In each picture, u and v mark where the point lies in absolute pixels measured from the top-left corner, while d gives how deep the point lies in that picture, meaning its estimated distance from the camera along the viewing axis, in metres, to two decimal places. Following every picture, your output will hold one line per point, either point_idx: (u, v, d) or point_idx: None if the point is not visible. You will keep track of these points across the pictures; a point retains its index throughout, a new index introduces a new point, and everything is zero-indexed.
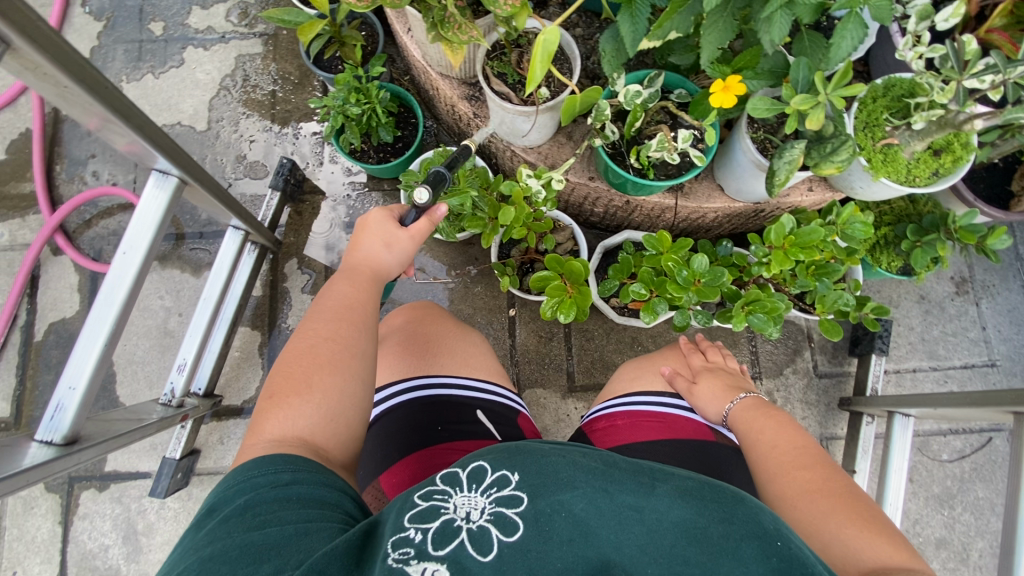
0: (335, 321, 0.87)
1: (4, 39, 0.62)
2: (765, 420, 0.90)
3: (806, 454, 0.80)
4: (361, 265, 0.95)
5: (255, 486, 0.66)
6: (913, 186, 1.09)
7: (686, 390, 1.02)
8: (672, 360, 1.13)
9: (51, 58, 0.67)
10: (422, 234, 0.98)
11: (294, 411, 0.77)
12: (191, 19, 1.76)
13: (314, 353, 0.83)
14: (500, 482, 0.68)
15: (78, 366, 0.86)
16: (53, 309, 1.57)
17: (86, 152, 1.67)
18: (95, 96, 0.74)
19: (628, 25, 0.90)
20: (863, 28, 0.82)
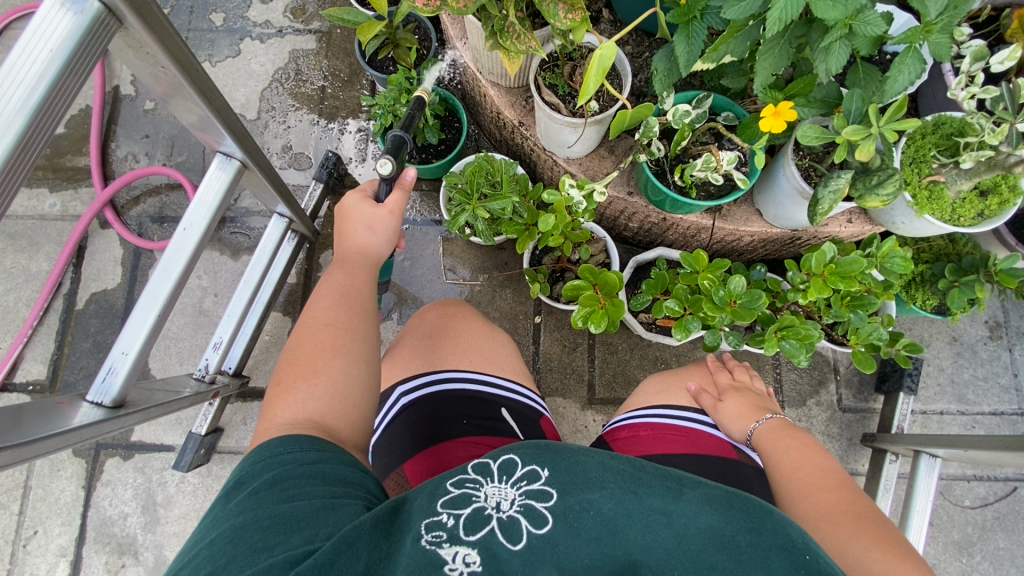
0: (329, 308, 0.89)
1: (120, 17, 0.68)
2: (789, 443, 0.89)
3: (829, 477, 0.80)
4: (351, 253, 0.98)
5: (281, 461, 0.68)
6: (957, 226, 1.08)
7: (710, 406, 1.02)
8: (698, 377, 1.11)
9: (155, 39, 0.72)
10: (400, 206, 0.99)
11: (303, 394, 0.79)
12: (251, 12, 1.82)
13: (315, 340, 0.85)
14: (531, 476, 0.70)
15: (132, 334, 0.90)
16: (96, 280, 1.62)
17: (140, 132, 1.73)
18: (188, 78, 0.80)
19: (684, 45, 0.92)
20: (921, 63, 0.83)
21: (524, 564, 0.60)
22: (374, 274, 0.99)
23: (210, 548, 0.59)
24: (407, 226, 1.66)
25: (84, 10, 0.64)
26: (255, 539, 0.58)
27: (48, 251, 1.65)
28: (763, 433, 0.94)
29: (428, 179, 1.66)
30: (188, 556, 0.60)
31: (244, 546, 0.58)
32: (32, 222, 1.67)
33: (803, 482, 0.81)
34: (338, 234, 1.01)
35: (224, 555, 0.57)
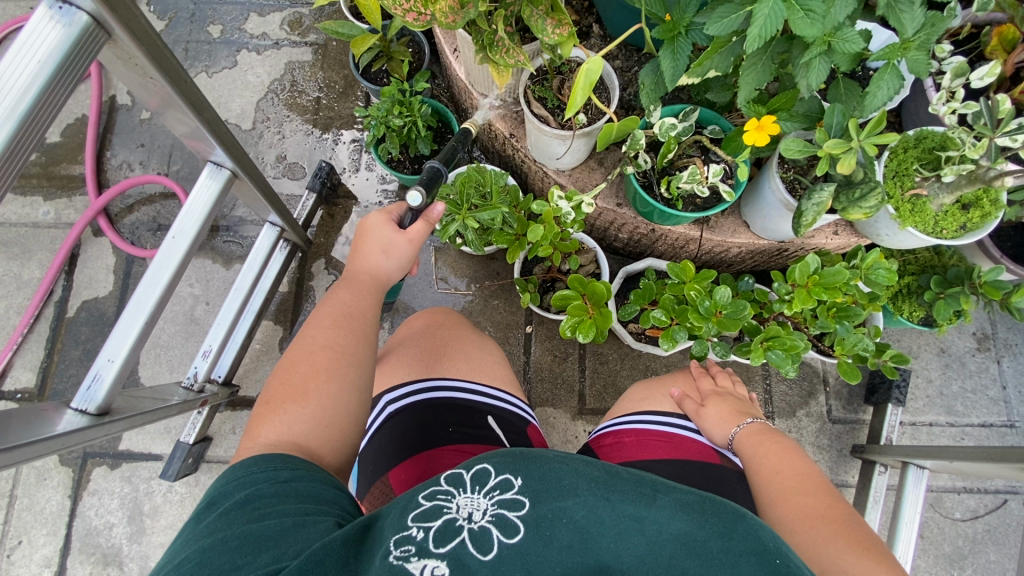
0: (331, 329, 0.89)
1: (108, 29, 0.69)
2: (767, 446, 0.90)
3: (807, 481, 0.80)
4: (361, 274, 0.97)
5: (256, 480, 0.68)
6: (939, 238, 1.10)
7: (693, 411, 1.02)
8: (681, 383, 1.11)
9: (145, 52, 0.74)
10: (419, 238, 1.00)
11: (290, 415, 0.79)
12: (248, 24, 1.85)
13: (311, 360, 0.85)
14: (504, 485, 0.69)
15: (118, 341, 0.90)
16: (87, 288, 1.62)
17: (135, 141, 1.75)
18: (176, 90, 0.81)
19: (669, 60, 0.94)
20: (900, 78, 0.85)
21: (494, 573, 0.60)
22: (380, 297, 0.98)
23: (178, 567, 0.58)
24: None
25: (73, 22, 0.65)
26: (224, 559, 0.58)
27: (40, 258, 1.66)
28: (744, 437, 0.95)
29: None
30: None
31: (211, 568, 0.57)
32: (25, 230, 1.67)
33: (779, 486, 0.81)
34: (352, 251, 1.00)
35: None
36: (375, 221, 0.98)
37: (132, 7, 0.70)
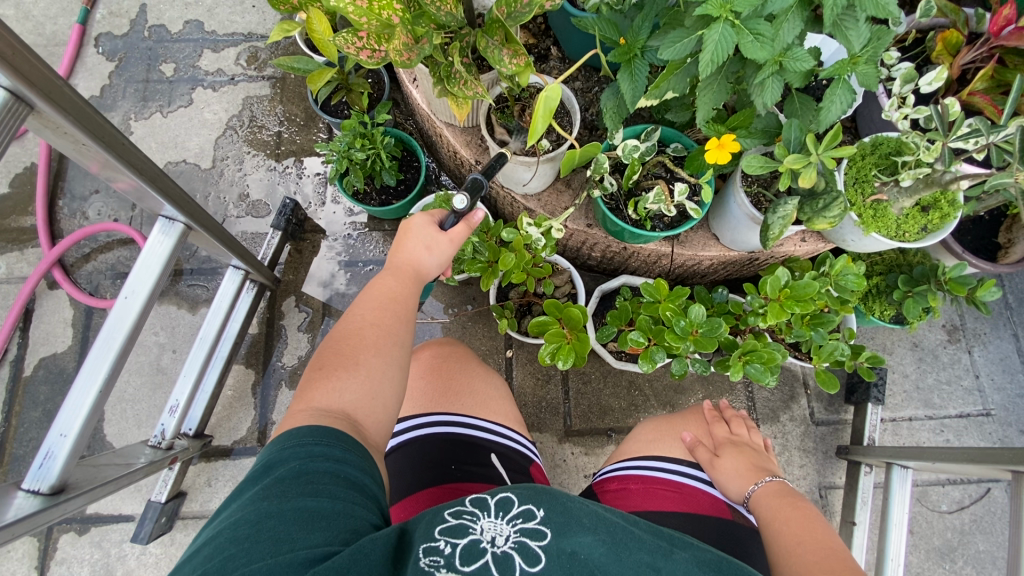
0: (382, 308, 0.84)
1: (28, 103, 0.66)
2: (791, 507, 0.83)
3: (831, 555, 0.71)
4: (404, 264, 0.91)
5: (310, 453, 0.64)
6: (903, 241, 1.13)
7: (707, 462, 0.98)
8: (697, 429, 1.07)
9: (73, 119, 0.71)
10: (461, 238, 0.95)
11: (342, 382, 0.75)
12: (202, 61, 1.81)
13: (361, 333, 0.80)
14: (526, 515, 0.67)
15: (71, 414, 0.85)
16: (45, 344, 1.55)
17: (89, 187, 1.68)
18: (112, 153, 0.78)
19: (627, 83, 0.94)
20: (851, 93, 0.87)
21: None
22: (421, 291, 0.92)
23: (234, 529, 0.56)
24: (372, 268, 1.63)
25: None
26: (279, 531, 0.56)
27: None
28: (761, 496, 0.89)
29: (390, 219, 1.65)
30: (213, 532, 0.58)
31: (267, 534, 0.56)
32: None
33: (798, 552, 0.74)
34: (395, 240, 0.95)
35: (247, 539, 0.55)
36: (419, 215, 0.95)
37: (53, 77, 0.67)
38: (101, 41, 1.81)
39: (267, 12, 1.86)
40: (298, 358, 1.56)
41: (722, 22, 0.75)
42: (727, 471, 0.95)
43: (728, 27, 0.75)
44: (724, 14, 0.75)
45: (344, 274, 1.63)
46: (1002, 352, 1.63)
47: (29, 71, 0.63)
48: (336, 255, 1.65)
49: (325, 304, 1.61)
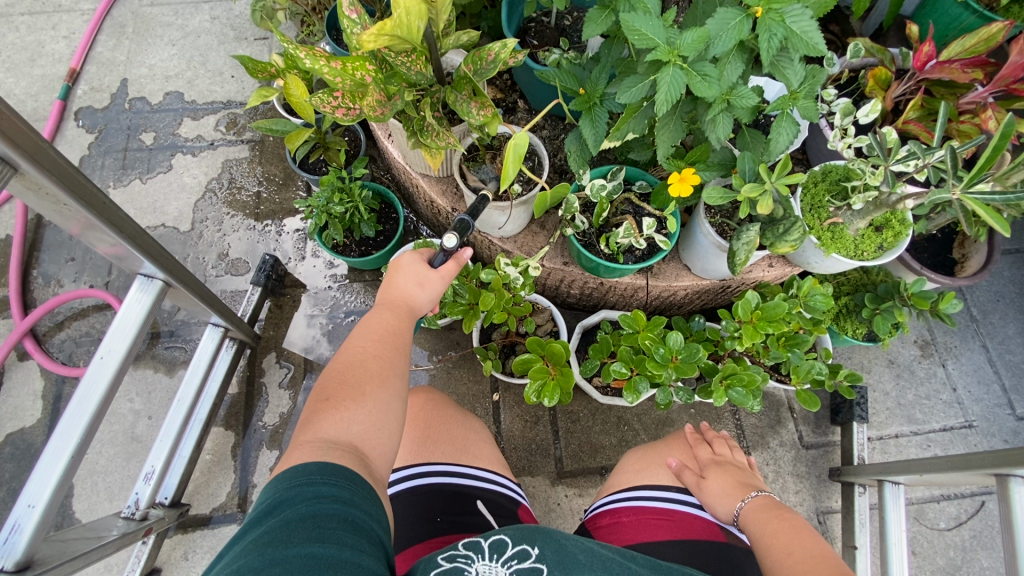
0: (382, 341, 0.84)
1: (14, 164, 0.68)
2: (776, 516, 0.83)
3: (822, 564, 0.70)
4: (398, 300, 0.92)
5: (316, 493, 0.62)
6: (862, 259, 1.18)
7: (693, 488, 0.97)
8: (682, 455, 1.06)
9: (56, 180, 0.72)
10: (452, 274, 0.98)
11: (349, 414, 0.74)
12: (182, 129, 1.86)
13: (364, 362, 0.80)
14: (520, 556, 0.65)
15: (40, 481, 0.81)
16: (13, 419, 1.49)
17: (65, 255, 1.68)
18: (93, 211, 0.79)
19: (589, 128, 1.01)
20: (795, 124, 0.93)
21: None
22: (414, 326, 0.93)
23: None
24: (353, 319, 1.63)
25: None
26: None
27: None
28: (748, 510, 0.88)
29: (371, 270, 1.67)
30: None
31: None
32: None
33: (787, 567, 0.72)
34: (386, 277, 0.97)
35: None
36: (409, 253, 0.98)
37: (40, 140, 0.69)
38: (81, 114, 1.86)
39: (246, 81, 1.94)
40: (280, 416, 1.52)
41: (672, 66, 0.81)
42: (714, 493, 0.94)
43: (677, 70, 0.81)
44: (672, 59, 0.81)
45: (326, 327, 1.63)
46: (975, 364, 1.68)
47: (19, 134, 0.66)
48: (317, 309, 1.65)
49: (307, 359, 1.59)
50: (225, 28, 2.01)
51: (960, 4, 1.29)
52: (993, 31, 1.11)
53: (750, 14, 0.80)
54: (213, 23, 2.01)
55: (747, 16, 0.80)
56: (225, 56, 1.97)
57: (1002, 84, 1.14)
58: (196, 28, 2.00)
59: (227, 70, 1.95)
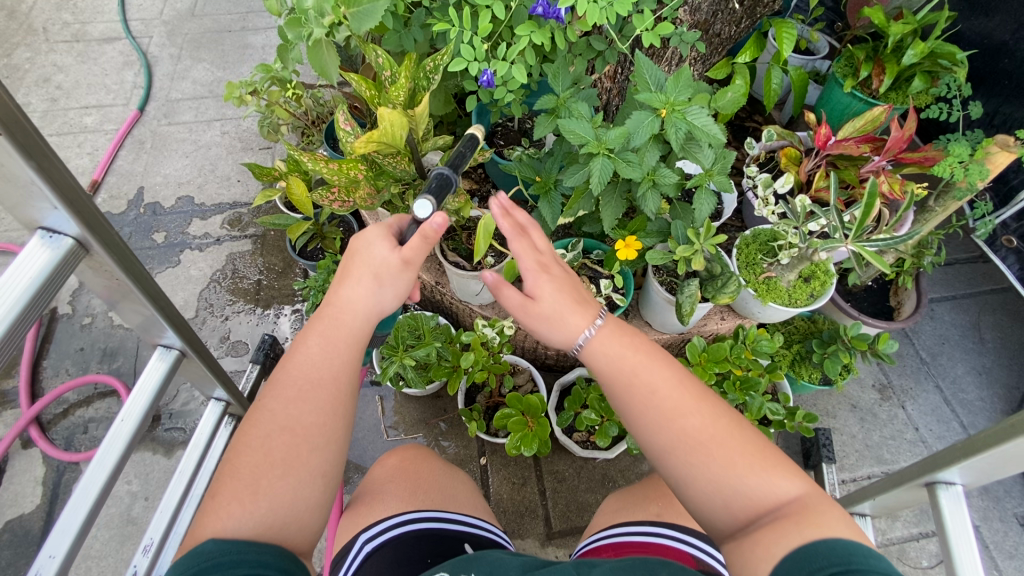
0: (296, 400, 0.72)
1: (88, 246, 0.75)
2: (663, 384, 0.74)
3: (689, 394, 0.73)
4: (340, 314, 0.79)
5: (234, 564, 0.62)
6: (797, 306, 1.34)
7: (518, 305, 0.82)
8: (523, 253, 0.83)
9: (118, 261, 0.80)
10: (418, 256, 0.83)
11: (233, 519, 0.65)
12: (191, 228, 2.07)
13: (269, 440, 0.70)
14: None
15: (60, 535, 0.87)
16: (10, 507, 1.52)
17: (75, 346, 1.79)
18: (140, 286, 0.87)
19: (547, 208, 1.22)
20: (713, 196, 1.14)
21: None
22: (366, 337, 0.80)
23: None
24: None
25: (59, 246, 0.72)
26: None
27: None
28: (595, 345, 0.79)
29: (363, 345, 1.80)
30: None
31: None
32: None
33: (710, 470, 0.69)
34: (337, 276, 0.83)
35: None
36: (368, 238, 0.85)
37: (111, 228, 0.78)
38: None
39: (250, 184, 2.19)
40: None
41: (601, 156, 1.03)
42: (560, 321, 0.80)
43: (605, 160, 1.03)
44: (601, 151, 1.03)
45: None
46: (932, 404, 1.79)
47: (94, 220, 0.74)
48: None
49: None
50: (234, 140, 2.29)
51: (847, 94, 1.56)
52: (877, 114, 1.38)
53: (659, 114, 1.02)
54: (223, 137, 2.30)
55: (656, 116, 1.02)
56: (233, 164, 2.23)
57: (891, 153, 1.36)
58: (207, 142, 2.28)
59: (234, 176, 2.20)
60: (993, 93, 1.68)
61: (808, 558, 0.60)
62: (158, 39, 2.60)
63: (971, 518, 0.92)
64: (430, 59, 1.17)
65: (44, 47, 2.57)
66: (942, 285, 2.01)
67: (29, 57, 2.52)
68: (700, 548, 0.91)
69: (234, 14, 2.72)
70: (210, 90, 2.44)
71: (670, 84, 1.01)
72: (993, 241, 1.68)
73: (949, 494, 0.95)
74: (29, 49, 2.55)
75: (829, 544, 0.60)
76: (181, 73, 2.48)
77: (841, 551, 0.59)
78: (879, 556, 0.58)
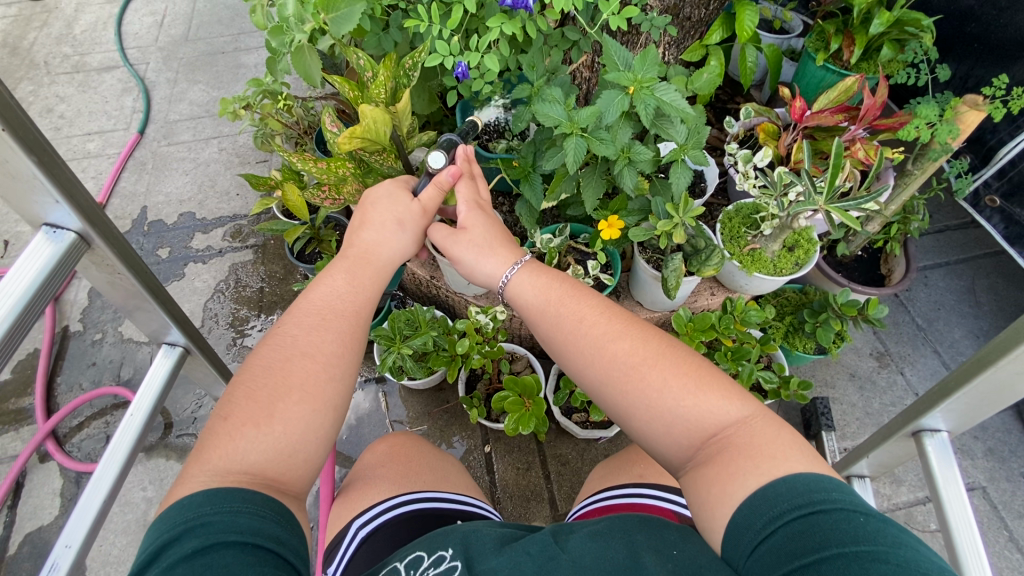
0: (314, 331, 0.79)
1: (89, 240, 0.80)
2: (589, 314, 0.83)
3: (618, 322, 0.82)
4: (360, 255, 0.90)
5: (226, 526, 0.61)
6: (782, 275, 1.36)
7: (446, 239, 0.99)
8: (463, 192, 1.02)
9: (120, 255, 0.86)
10: (431, 205, 0.99)
11: (247, 440, 0.69)
12: (193, 242, 2.13)
13: (285, 366, 0.75)
14: (437, 561, 0.79)
15: (76, 526, 0.91)
16: (31, 518, 1.57)
17: (88, 362, 1.85)
18: (141, 280, 0.92)
19: (529, 191, 1.28)
20: (688, 170, 1.18)
21: None
22: (383, 277, 0.91)
23: None
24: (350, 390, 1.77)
25: (63, 240, 0.77)
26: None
27: None
28: (523, 277, 0.91)
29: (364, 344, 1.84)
30: None
31: None
32: None
33: (646, 391, 0.76)
34: (353, 227, 0.95)
35: None
36: (382, 193, 0.97)
37: (109, 222, 0.83)
38: None
39: (249, 197, 2.25)
40: None
41: (575, 136, 1.07)
42: (488, 253, 0.95)
43: (579, 139, 1.07)
44: (574, 131, 1.08)
45: None
46: (931, 368, 1.80)
47: (93, 215, 0.79)
48: None
49: None
50: (231, 156, 2.36)
51: (821, 68, 1.61)
52: (850, 83, 1.39)
53: (627, 93, 1.06)
54: (221, 154, 2.37)
55: (625, 94, 1.05)
56: (231, 178, 2.29)
57: (866, 121, 1.37)
58: (206, 159, 2.35)
59: (233, 190, 2.26)
60: (964, 57, 1.71)
61: (768, 504, 0.63)
62: (155, 64, 2.69)
63: (961, 474, 0.93)
64: (408, 57, 1.22)
65: (46, 80, 2.66)
66: (934, 253, 2.02)
67: (32, 91, 2.62)
68: (681, 503, 0.96)
69: (226, 36, 2.80)
70: (206, 110, 2.51)
71: (637, 63, 1.05)
72: (977, 202, 1.70)
73: (936, 442, 0.96)
74: (32, 83, 2.65)
75: (786, 484, 0.64)
76: (178, 96, 2.56)
77: (802, 492, 0.63)
78: (841, 490, 0.62)
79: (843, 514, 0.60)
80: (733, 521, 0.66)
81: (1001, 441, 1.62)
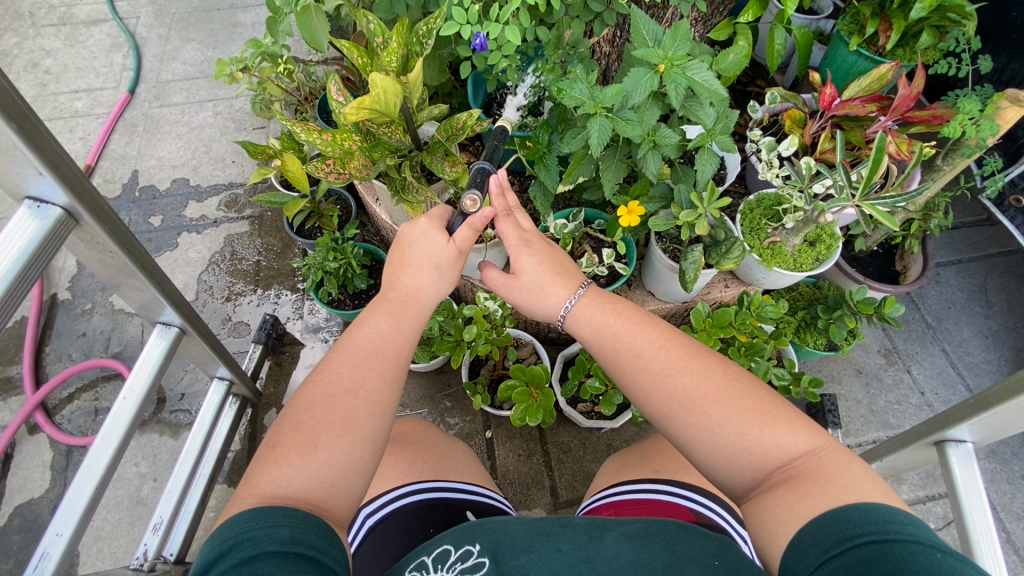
0: (358, 367, 0.75)
1: (77, 216, 0.74)
2: (646, 346, 0.81)
3: (674, 352, 0.79)
4: (397, 296, 0.86)
5: (269, 537, 0.58)
6: (802, 271, 1.31)
7: (502, 284, 0.98)
8: (506, 230, 0.98)
9: (108, 231, 0.80)
10: (467, 245, 0.93)
11: (292, 468, 0.65)
12: (187, 211, 2.04)
13: (330, 399, 0.71)
14: (464, 556, 0.75)
15: (67, 512, 0.87)
16: (20, 491, 1.53)
17: (76, 332, 1.79)
18: (133, 258, 0.86)
19: (544, 172, 1.21)
20: (715, 157, 1.11)
21: None
22: (421, 322, 0.86)
23: None
24: None
25: (47, 216, 0.71)
26: None
27: None
28: (580, 311, 0.90)
29: None
30: None
31: None
32: None
33: (705, 426, 0.74)
34: (392, 267, 0.90)
35: None
36: (418, 232, 0.92)
37: (97, 196, 0.76)
38: None
39: (246, 165, 2.16)
40: None
41: (599, 117, 1.00)
42: (540, 294, 0.93)
43: (604, 120, 1.00)
44: (599, 112, 1.00)
45: None
46: (937, 367, 1.78)
47: (81, 189, 0.73)
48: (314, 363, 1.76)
49: None
50: (227, 121, 2.25)
51: (853, 53, 1.54)
52: (883, 71, 1.33)
53: (657, 71, 0.99)
54: (215, 118, 2.26)
55: (654, 72, 0.99)
56: (226, 145, 2.20)
57: (899, 113, 1.30)
58: (200, 124, 2.24)
59: (229, 156, 2.17)
60: (1003, 47, 1.63)
61: (837, 526, 0.61)
62: (146, 19, 2.54)
63: (981, 473, 0.91)
64: (423, 23, 1.13)
65: (30, 32, 2.51)
66: (948, 250, 1.98)
67: (16, 42, 2.47)
68: (698, 502, 0.94)
69: None
70: (200, 70, 2.39)
71: (668, 39, 0.98)
72: (1001, 201, 1.66)
73: (959, 453, 0.94)
74: (15, 34, 2.50)
75: (859, 509, 0.61)
76: (170, 54, 2.43)
77: (875, 519, 0.60)
78: (916, 524, 0.59)
79: (917, 547, 0.56)
80: (798, 538, 0.64)
81: (1004, 442, 1.61)
